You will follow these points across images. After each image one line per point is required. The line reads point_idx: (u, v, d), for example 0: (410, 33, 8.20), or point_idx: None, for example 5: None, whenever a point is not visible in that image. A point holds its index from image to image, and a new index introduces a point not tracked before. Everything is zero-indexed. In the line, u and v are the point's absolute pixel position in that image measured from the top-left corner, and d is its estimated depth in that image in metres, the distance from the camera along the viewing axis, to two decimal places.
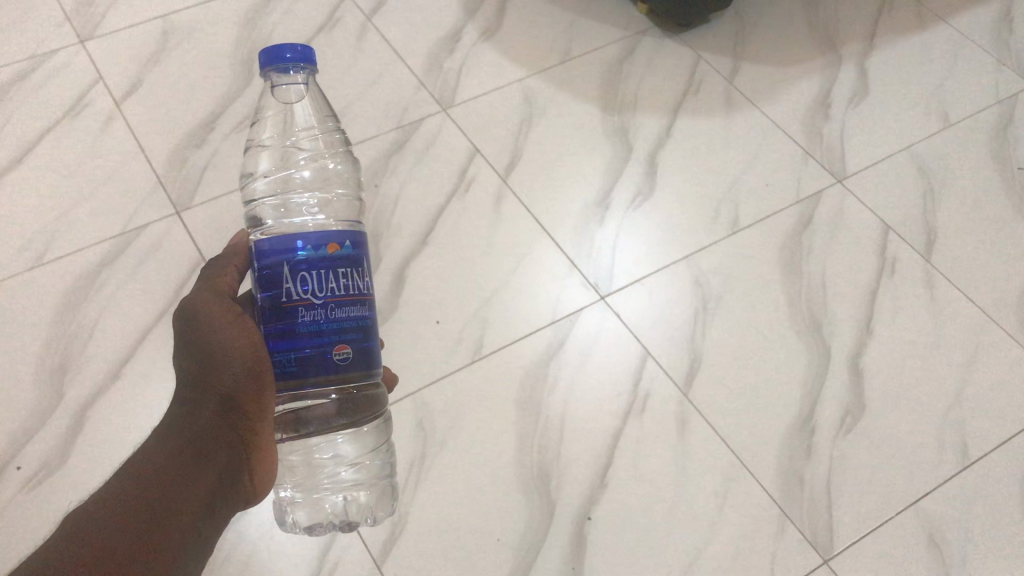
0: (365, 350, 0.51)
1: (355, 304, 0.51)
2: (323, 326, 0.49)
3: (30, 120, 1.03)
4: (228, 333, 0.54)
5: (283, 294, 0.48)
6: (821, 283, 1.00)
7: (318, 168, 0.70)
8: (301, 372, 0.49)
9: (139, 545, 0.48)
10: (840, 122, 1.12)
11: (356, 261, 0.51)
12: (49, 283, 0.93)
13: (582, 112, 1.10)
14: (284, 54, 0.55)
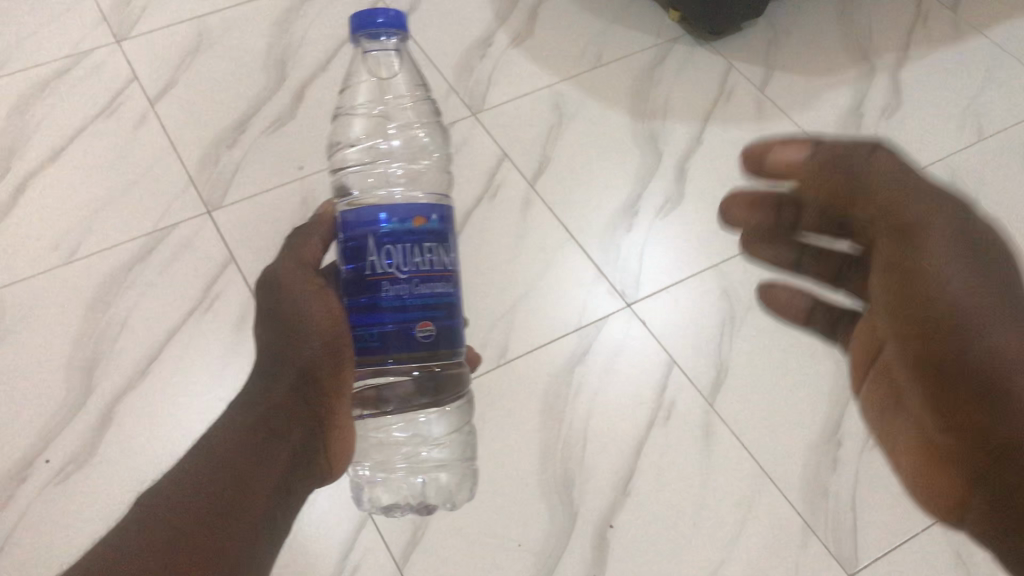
0: (451, 325, 0.51)
1: (441, 279, 0.50)
2: (405, 303, 0.48)
3: (65, 119, 1.04)
4: (309, 307, 0.54)
5: (365, 268, 0.48)
6: (850, 295, 0.99)
7: (408, 139, 0.72)
8: (382, 350, 0.49)
9: (218, 524, 0.48)
10: (872, 133, 1.11)
11: (443, 233, 0.50)
12: (81, 280, 0.94)
13: (612, 119, 1.09)
14: (375, 19, 0.54)
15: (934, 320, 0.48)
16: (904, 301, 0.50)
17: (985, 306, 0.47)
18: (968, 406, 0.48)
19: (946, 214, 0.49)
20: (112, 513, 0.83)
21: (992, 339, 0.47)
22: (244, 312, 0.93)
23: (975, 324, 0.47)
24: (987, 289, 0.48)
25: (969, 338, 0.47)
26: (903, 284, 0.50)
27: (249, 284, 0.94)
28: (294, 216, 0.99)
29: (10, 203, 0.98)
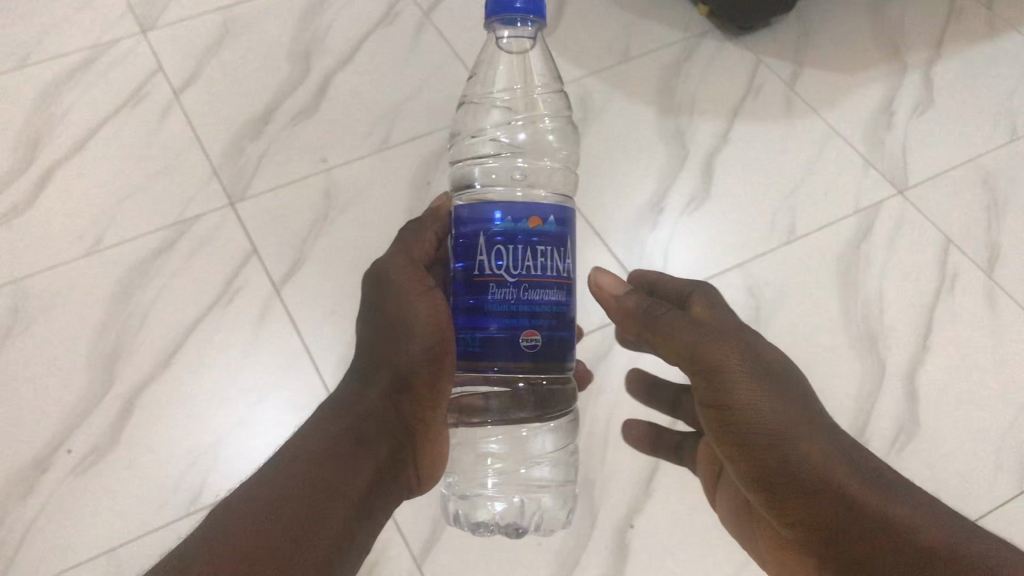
0: (555, 336, 0.56)
1: (550, 288, 0.55)
2: (513, 304, 0.54)
3: (91, 107, 1.04)
4: (417, 315, 0.63)
5: (478, 266, 0.55)
6: (878, 296, 0.97)
7: (535, 132, 0.75)
8: (488, 347, 0.55)
9: (326, 504, 0.56)
10: (903, 131, 1.09)
11: (557, 242, 0.56)
12: (105, 269, 0.94)
13: (639, 113, 1.08)
14: (514, 4, 0.59)
15: (753, 446, 0.58)
16: (725, 432, 0.60)
17: (790, 425, 0.57)
18: (817, 503, 0.56)
19: (731, 351, 0.59)
20: (133, 504, 0.83)
21: (806, 452, 0.56)
22: (265, 304, 0.93)
23: (784, 439, 0.57)
24: (784, 407, 0.58)
25: (783, 457, 0.57)
26: (725, 423, 0.59)
27: (271, 277, 0.94)
28: (317, 207, 0.98)
29: (35, 192, 0.99)
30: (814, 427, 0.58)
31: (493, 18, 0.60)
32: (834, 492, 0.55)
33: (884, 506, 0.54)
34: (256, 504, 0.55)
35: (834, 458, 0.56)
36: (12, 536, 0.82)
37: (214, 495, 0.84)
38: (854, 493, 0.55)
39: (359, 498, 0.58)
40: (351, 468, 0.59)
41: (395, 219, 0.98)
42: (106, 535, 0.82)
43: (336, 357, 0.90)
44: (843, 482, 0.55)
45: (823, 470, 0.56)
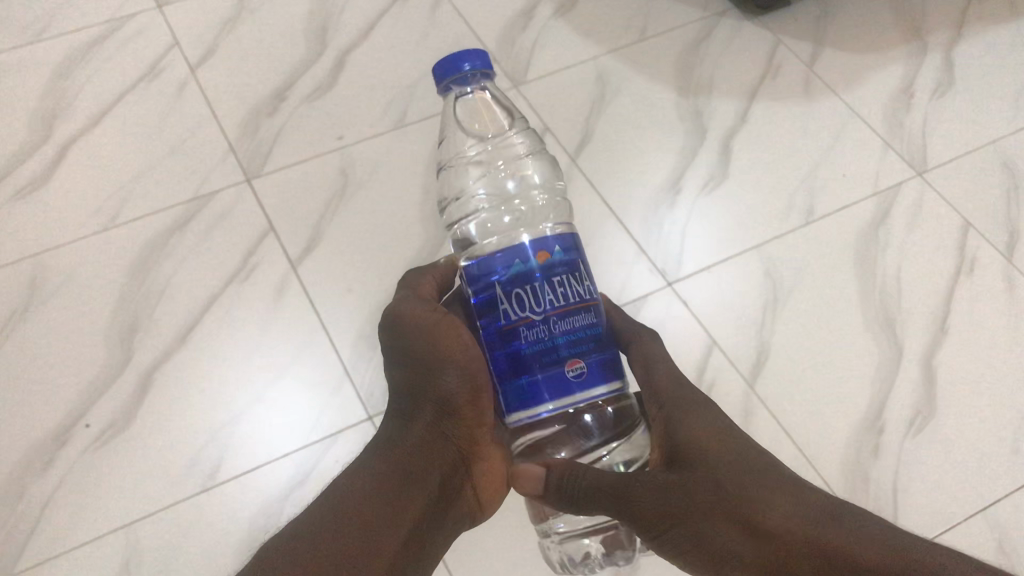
0: (603, 359, 0.51)
1: (579, 312, 0.51)
2: (552, 339, 0.49)
3: (107, 84, 1.04)
4: (451, 354, 0.59)
5: (501, 313, 0.50)
6: (896, 278, 0.97)
7: (523, 183, 0.66)
8: (539, 390, 0.49)
9: (371, 547, 0.54)
10: (923, 113, 1.08)
11: (571, 267, 0.51)
12: (121, 245, 0.94)
13: (656, 93, 1.07)
14: (461, 64, 0.56)
15: (701, 551, 0.52)
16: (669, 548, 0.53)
17: (724, 520, 0.51)
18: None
19: (643, 480, 0.52)
20: (150, 479, 0.83)
21: (743, 528, 0.50)
22: (282, 282, 0.93)
23: (724, 515, 0.51)
24: (714, 501, 0.51)
25: (730, 558, 0.51)
26: (668, 548, 0.53)
27: (287, 254, 0.94)
28: (333, 185, 0.98)
29: (52, 166, 0.99)
30: (757, 494, 0.51)
31: (446, 77, 0.56)
32: (798, 561, 0.49)
33: (853, 551, 0.48)
34: (303, 546, 0.53)
35: (786, 513, 0.50)
36: (29, 509, 0.82)
37: (229, 469, 0.84)
38: (810, 552, 0.49)
39: (411, 533, 0.57)
40: (401, 505, 0.57)
41: (412, 196, 0.98)
42: (123, 509, 0.82)
43: (353, 335, 0.90)
44: (806, 542, 0.49)
45: (760, 547, 0.50)
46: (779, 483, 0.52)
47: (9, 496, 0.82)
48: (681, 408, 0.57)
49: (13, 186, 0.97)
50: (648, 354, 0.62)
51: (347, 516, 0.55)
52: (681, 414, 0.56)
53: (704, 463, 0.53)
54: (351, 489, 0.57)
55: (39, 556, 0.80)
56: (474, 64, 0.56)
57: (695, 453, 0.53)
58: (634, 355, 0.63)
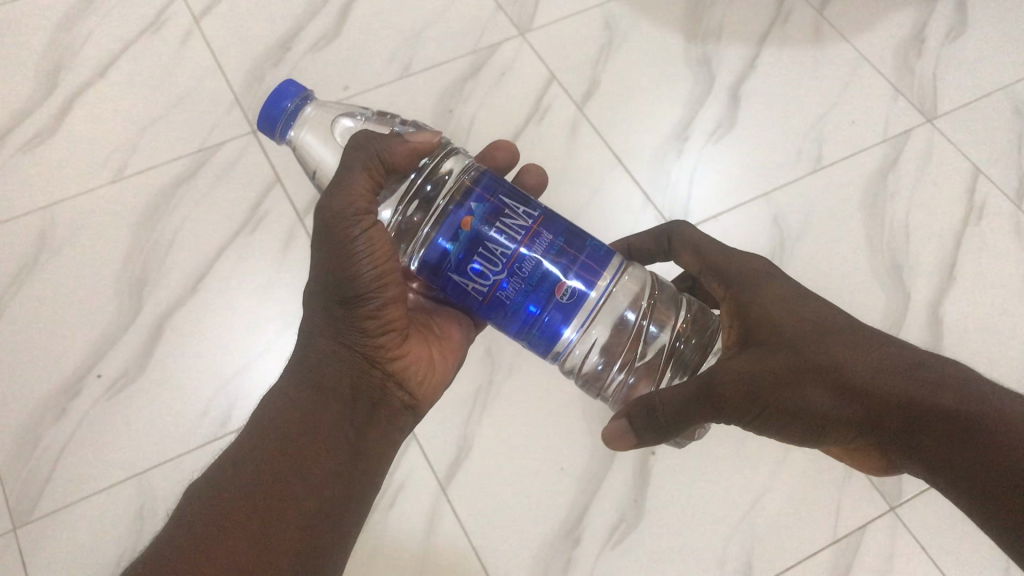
0: (575, 265, 0.55)
1: (532, 242, 0.53)
2: (532, 287, 0.53)
3: (111, 34, 1.04)
4: (357, 234, 0.52)
5: (474, 295, 0.54)
6: (903, 225, 0.96)
7: None
8: (557, 318, 0.56)
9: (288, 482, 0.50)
10: (934, 57, 1.07)
11: (496, 212, 0.54)
12: (129, 197, 0.95)
13: (664, 38, 1.06)
14: (282, 103, 0.58)
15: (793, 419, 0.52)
16: (763, 425, 0.53)
17: (808, 383, 0.51)
18: (886, 432, 0.50)
19: (720, 375, 0.53)
20: (161, 427, 0.85)
21: (831, 396, 0.50)
22: (291, 233, 0.93)
23: (811, 383, 0.51)
24: (793, 369, 0.51)
25: (824, 420, 0.51)
26: (762, 426, 0.53)
27: (294, 205, 0.94)
28: None
29: (57, 120, 0.98)
30: (832, 354, 0.51)
31: (278, 123, 0.58)
32: (890, 414, 0.49)
33: (941, 399, 0.48)
34: (228, 482, 0.50)
35: (864, 365, 0.50)
36: (46, 456, 0.83)
37: (239, 417, 0.85)
38: (900, 403, 0.49)
39: (358, 438, 0.55)
40: (329, 412, 0.54)
41: None
42: (137, 457, 0.83)
43: None
44: (890, 395, 0.49)
45: (856, 407, 0.50)
46: (855, 336, 0.52)
47: (25, 445, 0.84)
48: (753, 285, 0.57)
49: (20, 139, 0.97)
50: (689, 237, 0.64)
51: (274, 436, 0.52)
52: (752, 290, 0.56)
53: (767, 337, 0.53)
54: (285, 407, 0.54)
55: (56, 502, 0.81)
56: (291, 100, 0.58)
57: (766, 333, 0.53)
58: (680, 243, 0.64)
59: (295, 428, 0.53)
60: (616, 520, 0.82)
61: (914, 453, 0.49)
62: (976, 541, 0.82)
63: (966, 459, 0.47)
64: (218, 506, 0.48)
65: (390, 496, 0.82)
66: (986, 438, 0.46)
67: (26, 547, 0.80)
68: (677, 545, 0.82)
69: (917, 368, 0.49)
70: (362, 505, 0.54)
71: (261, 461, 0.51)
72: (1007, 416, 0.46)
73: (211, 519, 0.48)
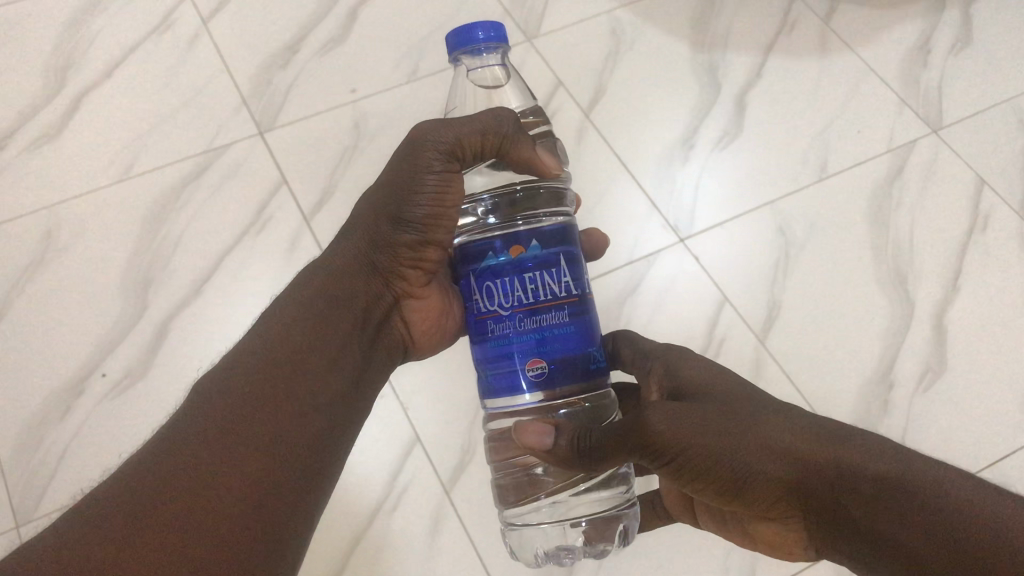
0: (579, 356, 0.51)
1: (552, 310, 0.51)
2: (515, 338, 0.51)
3: (118, 32, 1.03)
4: (432, 174, 0.55)
5: (475, 306, 0.52)
6: (908, 235, 0.97)
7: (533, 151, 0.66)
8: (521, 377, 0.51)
9: (245, 449, 0.48)
10: (939, 68, 1.07)
11: (545, 264, 0.51)
12: (136, 196, 0.95)
13: (671, 45, 1.06)
14: (476, 34, 0.56)
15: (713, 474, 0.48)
16: (682, 480, 0.49)
17: (733, 433, 0.47)
18: (811, 500, 0.45)
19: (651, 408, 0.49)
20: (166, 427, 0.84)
21: (756, 451, 0.46)
22: (297, 234, 0.93)
23: (732, 434, 0.47)
24: (717, 425, 0.48)
25: (744, 478, 0.47)
26: (679, 478, 0.49)
27: (301, 207, 0.94)
28: (345, 139, 0.98)
29: (65, 118, 0.99)
30: (759, 417, 0.48)
31: (460, 49, 0.56)
32: (815, 477, 0.45)
33: (869, 463, 0.44)
34: (188, 435, 0.48)
35: (792, 428, 0.47)
36: (50, 455, 0.83)
37: None
38: (825, 464, 0.45)
39: (341, 392, 0.55)
40: (305, 378, 0.53)
41: None
42: None
43: None
44: (814, 457, 0.45)
45: (778, 465, 0.46)
46: (781, 408, 0.49)
47: (29, 443, 0.83)
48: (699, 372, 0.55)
49: (26, 139, 0.97)
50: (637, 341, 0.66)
51: (247, 397, 0.50)
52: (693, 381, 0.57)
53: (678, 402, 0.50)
54: (265, 359, 0.52)
55: (60, 501, 0.81)
56: (487, 35, 0.56)
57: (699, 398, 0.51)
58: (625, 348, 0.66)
59: (260, 393, 0.51)
60: None
61: (841, 523, 0.45)
62: None
63: (890, 522, 0.43)
64: (214, 465, 0.47)
65: (393, 499, 0.82)
66: (919, 504, 0.42)
67: None
68: (681, 550, 0.82)
69: (848, 434, 0.46)
70: (323, 493, 0.52)
71: (225, 420, 0.49)
72: (937, 479, 0.43)
73: (205, 482, 0.46)
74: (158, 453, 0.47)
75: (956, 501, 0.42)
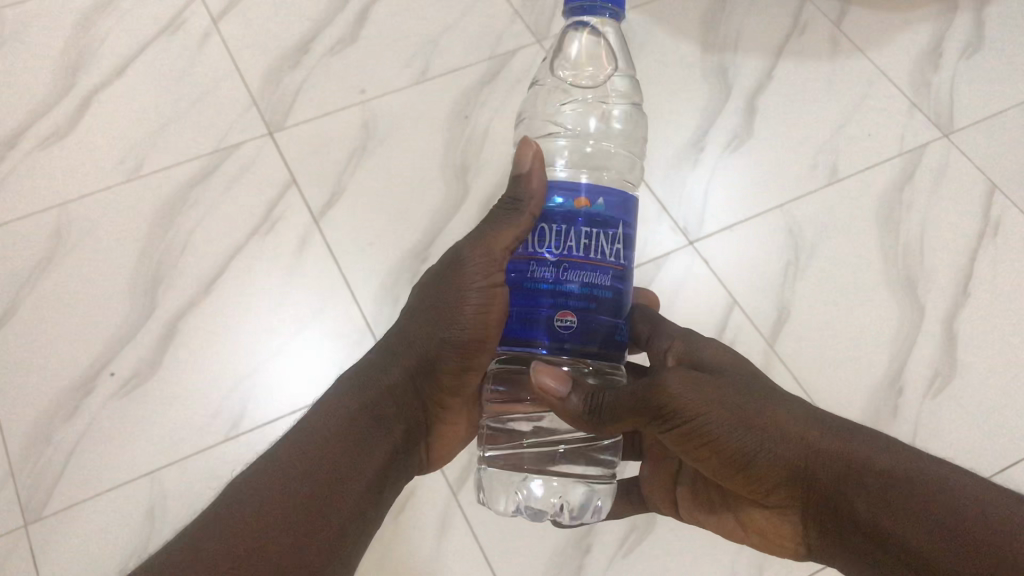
0: (600, 323, 0.51)
1: (595, 270, 0.50)
2: (546, 286, 0.50)
3: (129, 32, 1.04)
4: (479, 296, 0.55)
5: (526, 247, 0.52)
6: (919, 239, 0.96)
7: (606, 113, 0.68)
8: (542, 324, 0.51)
9: (266, 552, 0.49)
10: (951, 72, 1.07)
11: (605, 225, 0.50)
12: (145, 195, 0.95)
13: (681, 48, 1.06)
14: None
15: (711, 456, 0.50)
16: (685, 451, 0.50)
17: (741, 414, 0.49)
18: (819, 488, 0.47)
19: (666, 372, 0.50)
20: (173, 427, 0.84)
21: (766, 429, 0.48)
22: (305, 235, 0.93)
23: (742, 411, 0.49)
24: (727, 396, 0.49)
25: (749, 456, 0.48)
26: (683, 451, 0.50)
27: (310, 208, 0.94)
28: (355, 139, 0.98)
29: (76, 117, 0.99)
30: (772, 402, 0.50)
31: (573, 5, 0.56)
32: (825, 465, 0.47)
33: (878, 458, 0.46)
34: (211, 535, 0.49)
35: (802, 420, 0.49)
36: (58, 454, 0.83)
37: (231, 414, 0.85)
38: (834, 456, 0.47)
39: (364, 504, 0.54)
40: (330, 479, 0.53)
41: (434, 153, 0.97)
42: (148, 455, 0.83)
43: (376, 289, 0.90)
44: (824, 448, 0.47)
45: (787, 447, 0.48)
46: (794, 400, 0.51)
47: (39, 441, 0.84)
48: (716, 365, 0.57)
49: (36, 138, 0.98)
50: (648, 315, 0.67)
51: (271, 499, 0.51)
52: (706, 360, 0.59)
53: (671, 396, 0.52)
54: (292, 458, 0.53)
55: (68, 501, 0.81)
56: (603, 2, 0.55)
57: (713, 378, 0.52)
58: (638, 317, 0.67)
59: (284, 496, 0.51)
60: (627, 529, 0.82)
61: (844, 514, 0.47)
62: None
63: (893, 514, 0.44)
64: (243, 554, 0.49)
65: (400, 501, 0.82)
66: (924, 498, 0.44)
67: (38, 544, 0.80)
68: (690, 553, 0.82)
69: (858, 433, 0.48)
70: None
71: (248, 522, 0.50)
72: (942, 477, 0.45)
73: (232, 574, 0.48)
74: (181, 553, 0.49)
75: (961, 498, 0.43)
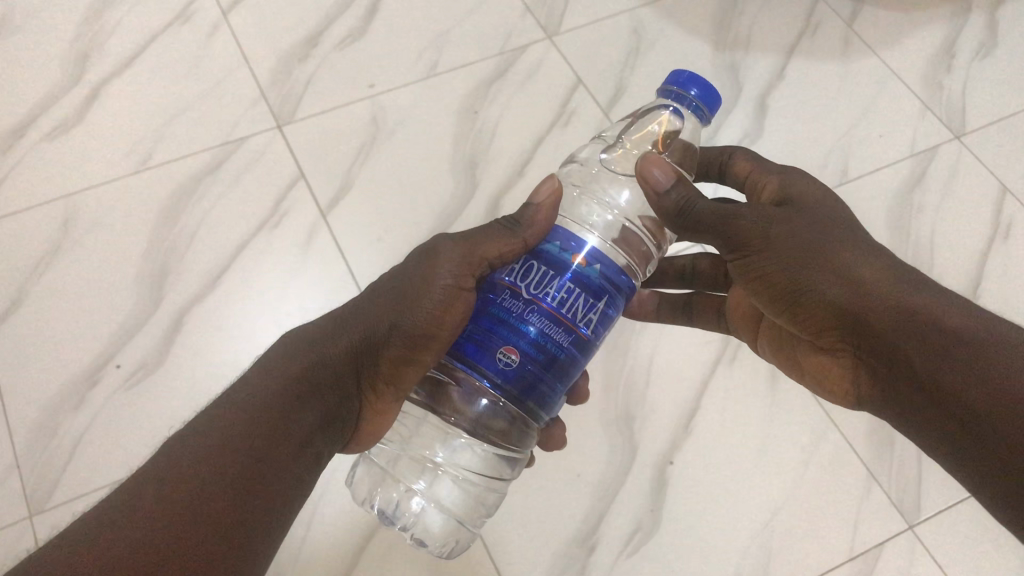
0: (541, 378, 0.48)
1: (561, 326, 0.48)
2: (506, 318, 0.48)
3: (139, 25, 1.04)
4: (444, 279, 0.54)
5: (502, 283, 0.51)
6: (929, 240, 0.96)
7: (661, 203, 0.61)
8: (485, 353, 0.48)
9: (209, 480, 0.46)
10: (963, 74, 1.06)
11: (588, 287, 0.49)
12: (153, 188, 0.95)
13: (692, 46, 1.05)
14: (688, 88, 0.54)
15: (822, 318, 0.50)
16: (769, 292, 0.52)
17: (817, 271, 0.49)
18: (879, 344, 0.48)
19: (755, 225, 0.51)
20: (178, 419, 0.84)
21: (835, 287, 0.49)
22: (313, 229, 0.93)
23: (821, 264, 0.49)
24: (819, 250, 0.50)
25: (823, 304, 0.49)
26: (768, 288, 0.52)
27: (317, 202, 0.94)
28: (363, 133, 0.97)
29: (84, 108, 0.98)
30: (853, 257, 0.49)
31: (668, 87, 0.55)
32: (886, 317, 0.47)
33: (954, 319, 0.45)
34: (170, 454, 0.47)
35: (879, 270, 0.48)
36: (63, 445, 0.83)
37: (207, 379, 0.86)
38: (903, 311, 0.46)
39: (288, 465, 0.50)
40: (276, 426, 0.50)
41: (442, 149, 0.97)
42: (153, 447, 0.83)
43: None
44: (896, 300, 0.47)
45: (860, 294, 0.48)
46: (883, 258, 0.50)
47: (43, 432, 0.83)
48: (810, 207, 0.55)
49: (45, 127, 0.97)
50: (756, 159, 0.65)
51: (226, 428, 0.49)
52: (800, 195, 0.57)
53: (778, 255, 0.51)
54: (245, 396, 0.51)
55: (72, 491, 0.81)
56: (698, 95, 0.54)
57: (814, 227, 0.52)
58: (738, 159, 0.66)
59: (239, 427, 0.49)
60: (632, 530, 0.82)
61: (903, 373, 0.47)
62: (992, 561, 0.82)
63: (952, 389, 0.44)
64: (193, 480, 0.46)
65: None
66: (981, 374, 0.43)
67: (38, 534, 0.79)
68: (696, 554, 0.81)
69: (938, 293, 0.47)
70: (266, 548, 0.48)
71: (205, 446, 0.47)
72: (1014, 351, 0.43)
73: (168, 518, 0.44)
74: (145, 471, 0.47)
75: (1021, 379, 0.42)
